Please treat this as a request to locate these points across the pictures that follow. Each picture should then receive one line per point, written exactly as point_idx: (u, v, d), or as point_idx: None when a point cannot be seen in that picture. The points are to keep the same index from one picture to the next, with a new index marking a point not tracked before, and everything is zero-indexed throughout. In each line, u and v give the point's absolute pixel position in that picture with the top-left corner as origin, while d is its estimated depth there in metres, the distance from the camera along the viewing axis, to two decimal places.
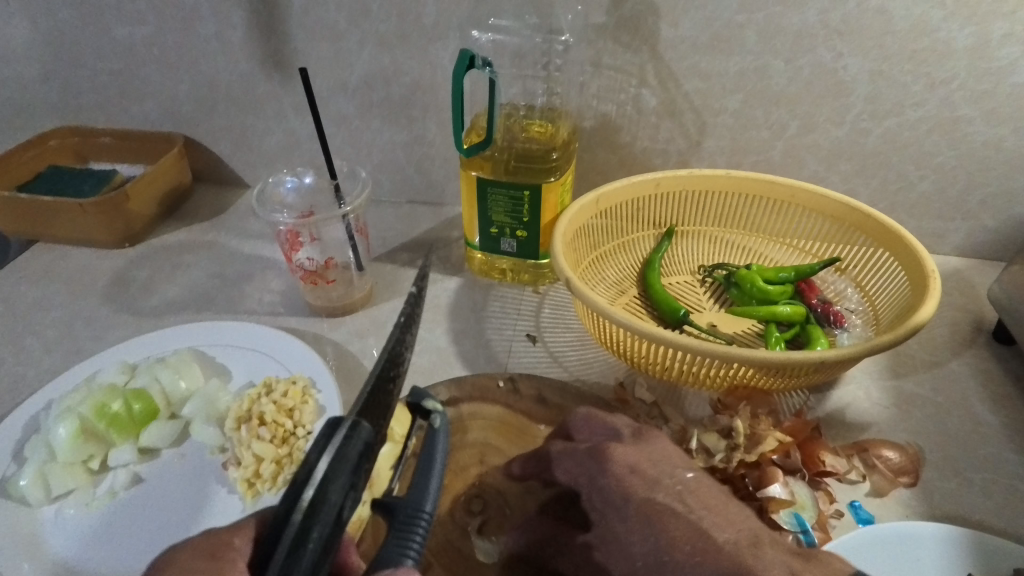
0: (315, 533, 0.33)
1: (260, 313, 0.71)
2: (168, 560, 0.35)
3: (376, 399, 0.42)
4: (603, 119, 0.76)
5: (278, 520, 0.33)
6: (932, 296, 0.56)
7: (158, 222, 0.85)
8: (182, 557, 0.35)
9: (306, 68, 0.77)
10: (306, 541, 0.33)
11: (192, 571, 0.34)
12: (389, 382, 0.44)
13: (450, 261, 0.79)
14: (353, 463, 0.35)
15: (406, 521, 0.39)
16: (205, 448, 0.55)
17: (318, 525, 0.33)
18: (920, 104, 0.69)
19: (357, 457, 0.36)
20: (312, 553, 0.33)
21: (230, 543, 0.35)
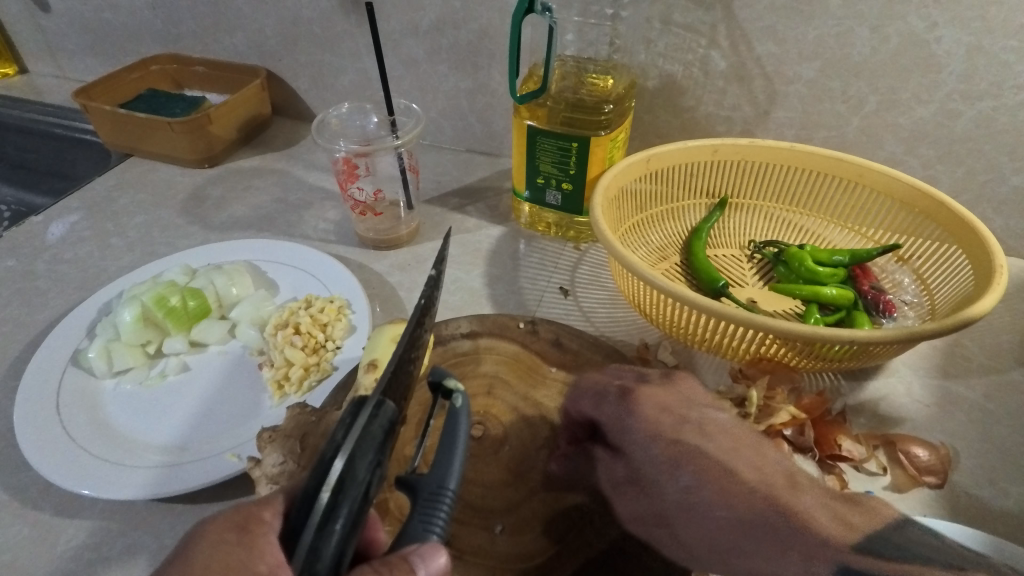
0: (343, 510, 0.32)
1: (314, 238, 0.75)
2: (196, 535, 0.33)
3: (399, 378, 0.39)
4: (667, 79, 0.74)
5: (304, 500, 0.32)
6: (994, 289, 0.52)
7: (236, 148, 0.91)
8: (210, 532, 0.33)
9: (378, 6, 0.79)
10: (334, 516, 0.32)
11: (225, 545, 0.32)
12: (410, 362, 0.41)
13: (498, 210, 0.80)
14: (378, 440, 0.35)
15: (427, 499, 0.38)
16: (246, 348, 0.60)
17: (346, 502, 0.33)
18: (1022, 86, 0.62)
19: (381, 435, 0.35)
20: (342, 529, 0.32)
21: (259, 517, 0.33)
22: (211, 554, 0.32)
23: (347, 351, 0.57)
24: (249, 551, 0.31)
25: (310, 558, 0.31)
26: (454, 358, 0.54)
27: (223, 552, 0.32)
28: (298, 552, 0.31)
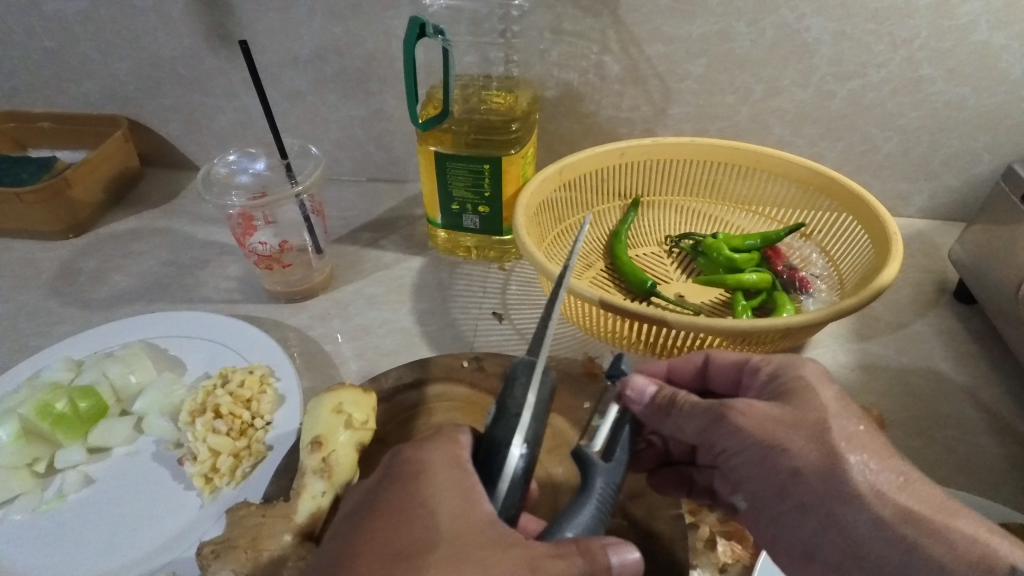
0: (526, 454, 0.35)
1: (216, 300, 0.68)
2: (424, 472, 0.35)
3: None
4: (565, 87, 0.74)
5: (491, 443, 0.35)
6: (895, 258, 0.56)
7: (106, 209, 0.81)
8: (432, 465, 0.35)
9: (247, 40, 0.74)
10: (515, 473, 0.35)
11: (457, 481, 0.34)
12: None
13: (414, 239, 0.76)
14: (545, 405, 0.37)
15: (600, 483, 0.38)
16: (159, 444, 0.53)
17: (529, 447, 0.35)
18: (883, 64, 0.68)
19: (548, 399, 0.37)
20: (523, 479, 0.35)
21: (465, 455, 0.36)
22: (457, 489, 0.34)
23: (282, 425, 0.53)
24: (473, 490, 0.34)
25: (501, 506, 0.35)
26: (403, 415, 0.50)
27: (454, 486, 0.34)
28: (498, 492, 0.35)
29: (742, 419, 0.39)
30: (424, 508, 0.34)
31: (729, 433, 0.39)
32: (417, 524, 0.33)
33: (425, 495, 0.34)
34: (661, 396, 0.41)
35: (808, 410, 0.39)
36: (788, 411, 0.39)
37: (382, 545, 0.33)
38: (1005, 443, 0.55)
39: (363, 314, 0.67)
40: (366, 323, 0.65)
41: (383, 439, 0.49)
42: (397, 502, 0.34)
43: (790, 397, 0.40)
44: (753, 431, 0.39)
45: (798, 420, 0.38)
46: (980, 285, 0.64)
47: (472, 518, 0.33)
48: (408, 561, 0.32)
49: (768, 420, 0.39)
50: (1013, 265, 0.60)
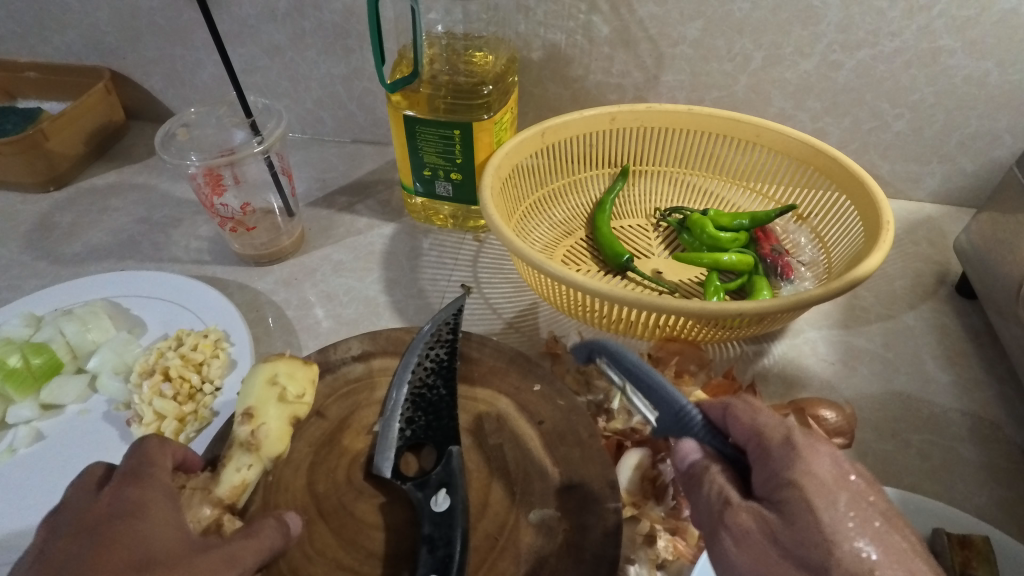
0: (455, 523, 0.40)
1: (184, 261, 0.68)
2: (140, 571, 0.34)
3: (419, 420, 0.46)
4: (552, 49, 0.69)
5: (428, 539, 0.40)
6: (882, 247, 0.51)
7: (87, 162, 0.81)
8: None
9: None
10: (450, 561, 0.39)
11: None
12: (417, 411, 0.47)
13: (391, 205, 0.75)
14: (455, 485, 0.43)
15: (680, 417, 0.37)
16: (111, 403, 0.54)
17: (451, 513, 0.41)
18: (897, 33, 0.62)
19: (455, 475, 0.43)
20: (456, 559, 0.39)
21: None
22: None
23: (229, 392, 0.52)
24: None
25: None
26: (346, 387, 0.50)
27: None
28: None
29: (733, 546, 0.31)
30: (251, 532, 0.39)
31: (721, 558, 0.32)
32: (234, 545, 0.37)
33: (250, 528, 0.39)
34: (701, 464, 0.35)
35: (807, 544, 0.29)
36: (784, 535, 0.30)
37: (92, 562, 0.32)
38: (984, 450, 0.52)
39: (328, 280, 0.65)
40: (330, 290, 0.64)
41: (323, 412, 0.48)
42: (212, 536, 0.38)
43: (782, 514, 0.30)
44: (743, 562, 0.31)
45: (798, 552, 0.29)
46: (980, 278, 0.60)
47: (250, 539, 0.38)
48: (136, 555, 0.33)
49: (763, 554, 0.30)
50: (1015, 260, 0.55)
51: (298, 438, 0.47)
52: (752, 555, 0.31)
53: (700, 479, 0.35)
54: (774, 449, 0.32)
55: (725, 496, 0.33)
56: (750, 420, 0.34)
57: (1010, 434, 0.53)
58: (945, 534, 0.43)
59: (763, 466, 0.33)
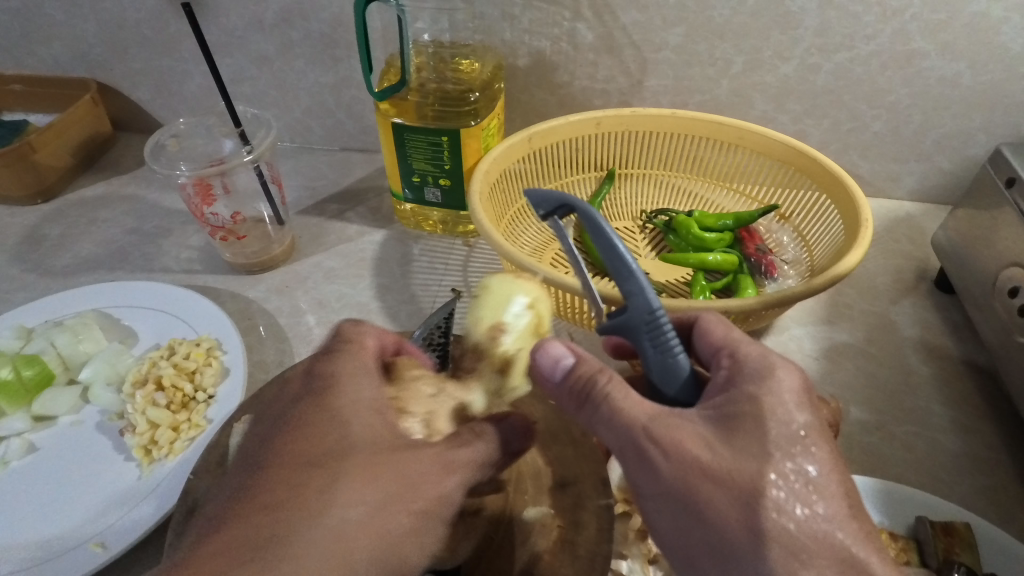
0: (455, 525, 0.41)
1: (175, 270, 0.68)
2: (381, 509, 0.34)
3: None
4: (537, 56, 0.71)
5: None
6: (861, 244, 0.52)
7: (76, 174, 0.81)
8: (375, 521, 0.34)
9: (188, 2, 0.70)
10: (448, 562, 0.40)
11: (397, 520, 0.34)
12: None
13: (381, 212, 0.75)
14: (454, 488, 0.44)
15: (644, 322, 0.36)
16: (104, 414, 0.54)
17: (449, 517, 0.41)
18: (872, 36, 0.64)
19: None
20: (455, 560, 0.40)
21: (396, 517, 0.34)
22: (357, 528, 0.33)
23: (223, 400, 0.52)
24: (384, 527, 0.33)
25: None
26: None
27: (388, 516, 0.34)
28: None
29: (665, 458, 0.31)
30: (334, 420, 0.35)
31: (648, 469, 0.31)
32: (313, 443, 0.34)
33: (336, 405, 0.35)
34: (586, 372, 0.34)
35: (748, 459, 0.30)
36: (726, 456, 0.30)
37: (272, 485, 0.32)
38: (966, 440, 0.53)
39: (320, 287, 0.66)
40: (322, 297, 0.65)
41: None
42: (291, 418, 0.35)
43: (726, 438, 0.31)
44: (671, 473, 0.31)
45: (731, 471, 0.30)
46: (958, 273, 0.62)
47: (380, 434, 0.35)
48: (322, 478, 0.33)
49: (695, 465, 0.30)
50: (992, 255, 0.57)
51: None
52: (680, 466, 0.31)
53: (603, 393, 0.33)
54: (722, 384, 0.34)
55: (651, 411, 0.32)
56: (722, 336, 0.37)
57: (991, 424, 0.55)
58: (929, 522, 0.44)
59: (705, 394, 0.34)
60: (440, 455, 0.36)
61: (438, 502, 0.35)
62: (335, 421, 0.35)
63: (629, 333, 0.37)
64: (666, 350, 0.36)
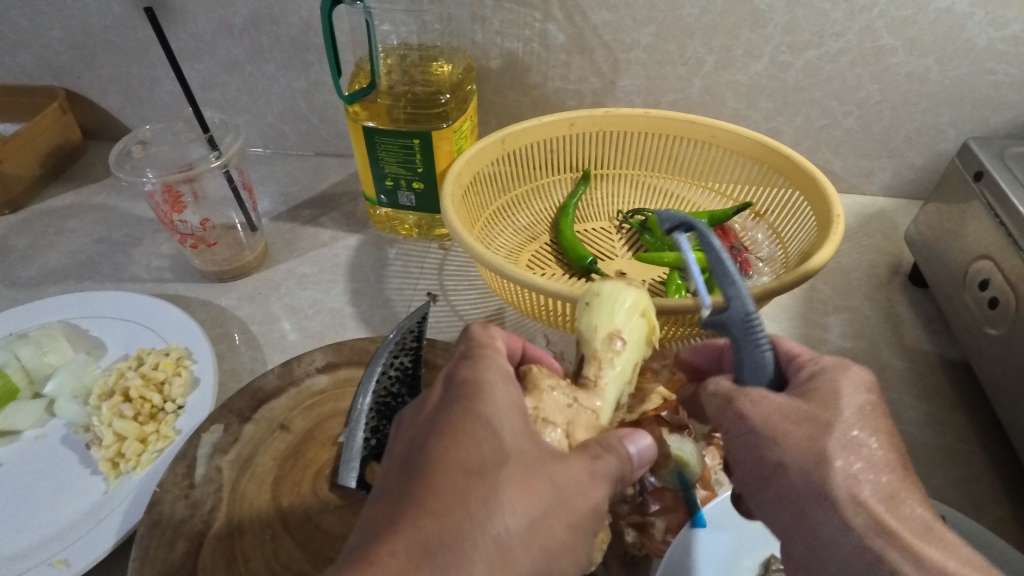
0: None
1: (145, 280, 0.67)
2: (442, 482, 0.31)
3: (377, 437, 0.45)
4: (510, 58, 0.70)
5: None
6: (832, 240, 0.52)
7: (43, 184, 0.79)
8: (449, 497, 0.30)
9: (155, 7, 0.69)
10: None
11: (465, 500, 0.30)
12: (374, 428, 0.45)
13: (355, 217, 0.75)
14: None
15: (740, 325, 0.36)
16: (70, 427, 0.52)
17: None
18: (840, 33, 0.64)
19: None
20: None
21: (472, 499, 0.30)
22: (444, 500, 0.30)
23: (191, 410, 0.51)
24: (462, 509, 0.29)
25: None
26: (310, 400, 0.50)
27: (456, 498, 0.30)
28: None
29: (750, 406, 0.36)
30: (486, 427, 0.32)
31: (735, 415, 0.37)
32: (487, 445, 0.32)
33: (487, 410, 0.33)
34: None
35: (822, 409, 0.35)
36: (803, 406, 0.36)
37: (454, 492, 0.30)
38: (939, 432, 0.54)
39: (293, 294, 0.65)
40: (296, 303, 0.64)
41: (288, 425, 0.48)
42: (447, 424, 0.33)
43: (806, 395, 0.36)
44: (759, 418, 0.36)
45: (811, 418, 0.35)
46: (929, 266, 0.62)
47: (537, 442, 0.33)
48: (485, 487, 0.30)
49: (775, 413, 0.36)
50: (961, 248, 0.57)
51: (263, 453, 0.46)
52: (767, 414, 0.36)
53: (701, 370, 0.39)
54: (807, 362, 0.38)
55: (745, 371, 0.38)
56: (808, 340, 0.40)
57: (963, 416, 0.55)
58: None
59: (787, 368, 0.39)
60: (588, 464, 0.33)
61: (592, 513, 0.33)
62: (485, 426, 0.32)
63: (726, 330, 0.37)
64: (756, 349, 0.36)
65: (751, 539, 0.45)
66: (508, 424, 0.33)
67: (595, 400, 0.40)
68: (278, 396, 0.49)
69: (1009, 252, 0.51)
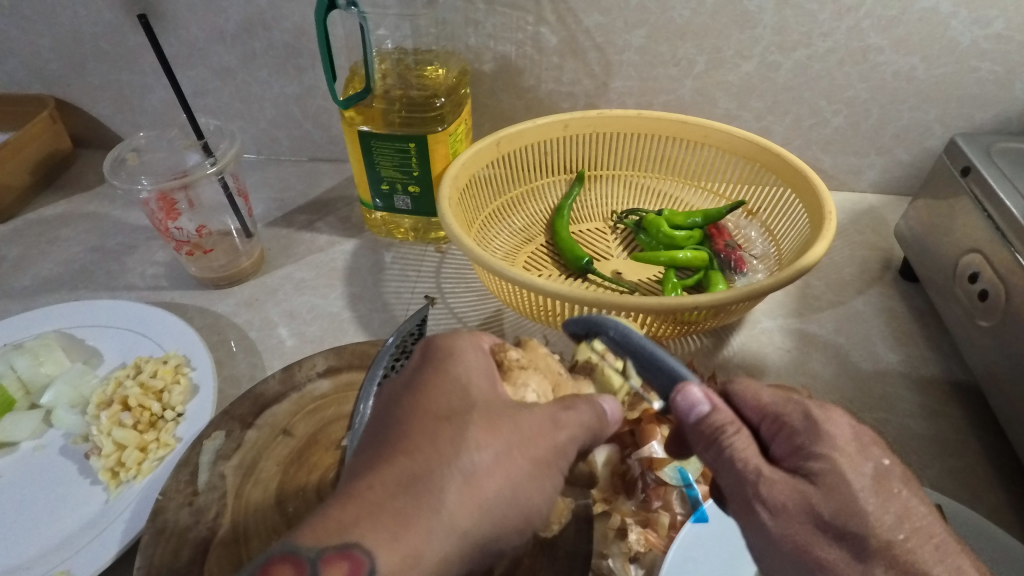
0: None
1: (141, 288, 0.67)
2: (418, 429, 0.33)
3: None
4: (503, 61, 0.71)
5: None
6: (826, 236, 0.53)
7: (34, 193, 0.79)
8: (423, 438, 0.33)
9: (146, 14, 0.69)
10: None
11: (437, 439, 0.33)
12: None
13: (351, 221, 0.75)
14: None
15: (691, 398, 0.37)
16: (68, 437, 0.52)
17: None
18: (828, 33, 0.65)
19: None
20: None
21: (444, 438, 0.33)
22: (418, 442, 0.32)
23: (191, 418, 0.51)
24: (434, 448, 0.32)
25: None
26: (312, 404, 0.49)
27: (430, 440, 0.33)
28: None
29: (770, 519, 0.32)
30: (456, 381, 0.36)
31: (759, 534, 0.33)
32: (453, 395, 0.35)
33: (455, 368, 0.36)
34: (718, 421, 0.34)
35: (839, 511, 0.31)
36: (816, 507, 0.31)
37: (424, 434, 0.33)
38: (934, 424, 0.54)
39: (291, 299, 0.65)
40: (293, 309, 0.64)
41: (290, 431, 0.48)
42: (420, 381, 0.36)
43: (817, 483, 0.32)
44: (780, 533, 0.32)
45: (832, 521, 0.31)
46: (920, 260, 0.63)
47: (503, 395, 0.36)
48: (452, 429, 0.33)
49: (798, 527, 0.31)
50: (951, 243, 0.58)
51: (267, 458, 0.46)
52: (788, 524, 0.32)
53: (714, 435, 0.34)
54: (797, 430, 0.33)
55: (758, 467, 0.33)
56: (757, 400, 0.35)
57: (957, 407, 0.56)
58: None
59: (783, 438, 0.34)
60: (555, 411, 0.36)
61: (558, 450, 0.35)
62: (454, 380, 0.36)
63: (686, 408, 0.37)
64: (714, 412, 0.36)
65: None
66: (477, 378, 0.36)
67: (579, 388, 0.44)
68: (280, 402, 0.49)
69: (998, 245, 0.52)
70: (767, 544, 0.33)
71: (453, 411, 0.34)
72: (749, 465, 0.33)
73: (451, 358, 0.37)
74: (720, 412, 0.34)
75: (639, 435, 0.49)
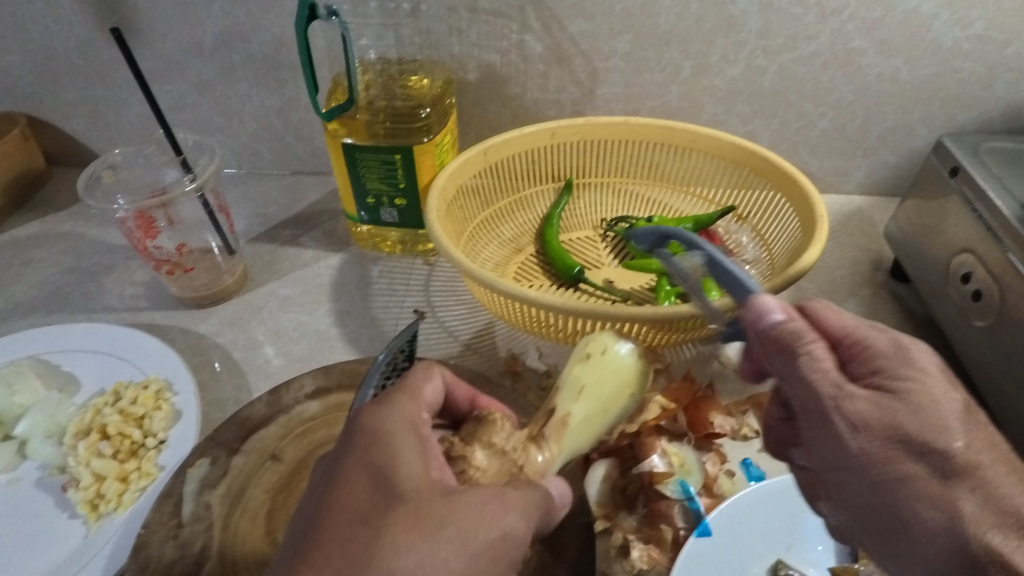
0: None
1: (120, 309, 0.65)
2: (326, 528, 0.30)
3: None
4: (487, 69, 0.70)
5: None
6: (818, 241, 0.53)
7: (5, 213, 0.76)
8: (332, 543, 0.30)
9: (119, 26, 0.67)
10: None
11: (350, 545, 0.29)
12: None
13: (336, 235, 0.73)
14: None
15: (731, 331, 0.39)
16: (44, 469, 0.50)
17: None
18: (813, 36, 0.65)
19: None
20: None
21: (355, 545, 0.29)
22: (332, 550, 0.29)
23: (173, 446, 0.49)
24: (346, 559, 0.29)
25: None
26: (301, 427, 0.48)
27: (343, 546, 0.29)
28: None
29: (852, 426, 0.33)
30: (378, 473, 0.31)
31: (832, 438, 0.34)
32: (372, 488, 0.31)
33: (381, 460, 0.32)
34: (794, 329, 0.34)
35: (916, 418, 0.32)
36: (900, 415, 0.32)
37: (339, 542, 0.30)
38: None
39: (276, 317, 0.63)
40: (279, 327, 0.62)
41: (279, 456, 0.46)
42: (337, 473, 0.32)
43: (903, 400, 0.33)
44: (856, 440, 0.33)
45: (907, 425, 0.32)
46: (911, 261, 0.63)
47: (436, 481, 0.32)
48: (366, 534, 0.29)
49: (882, 429, 0.32)
50: (942, 243, 0.58)
51: (255, 486, 0.44)
52: (870, 434, 0.33)
53: (791, 349, 0.34)
54: (882, 351, 0.34)
55: (838, 382, 0.33)
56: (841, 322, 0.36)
57: None
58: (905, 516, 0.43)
59: (862, 361, 0.35)
60: (495, 494, 0.33)
61: (498, 543, 0.31)
62: (378, 471, 0.31)
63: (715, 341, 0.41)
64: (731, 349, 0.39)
65: (758, 542, 0.44)
66: (406, 464, 0.32)
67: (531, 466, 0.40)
68: (267, 425, 0.48)
69: (991, 245, 0.51)
70: (845, 457, 0.34)
71: (368, 512, 0.30)
72: (829, 378, 0.33)
73: (375, 443, 0.32)
74: (794, 322, 0.35)
75: (638, 449, 0.49)
